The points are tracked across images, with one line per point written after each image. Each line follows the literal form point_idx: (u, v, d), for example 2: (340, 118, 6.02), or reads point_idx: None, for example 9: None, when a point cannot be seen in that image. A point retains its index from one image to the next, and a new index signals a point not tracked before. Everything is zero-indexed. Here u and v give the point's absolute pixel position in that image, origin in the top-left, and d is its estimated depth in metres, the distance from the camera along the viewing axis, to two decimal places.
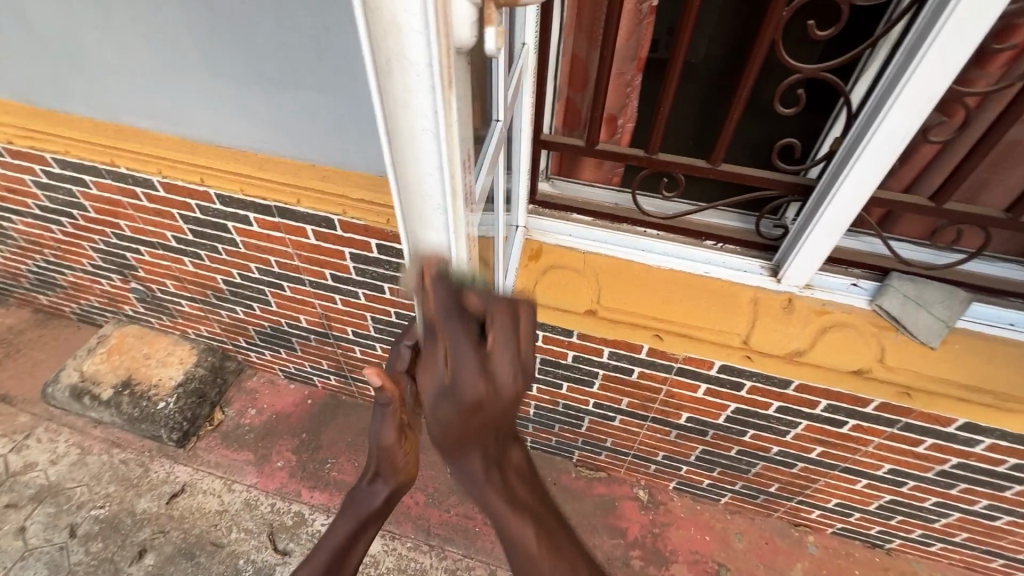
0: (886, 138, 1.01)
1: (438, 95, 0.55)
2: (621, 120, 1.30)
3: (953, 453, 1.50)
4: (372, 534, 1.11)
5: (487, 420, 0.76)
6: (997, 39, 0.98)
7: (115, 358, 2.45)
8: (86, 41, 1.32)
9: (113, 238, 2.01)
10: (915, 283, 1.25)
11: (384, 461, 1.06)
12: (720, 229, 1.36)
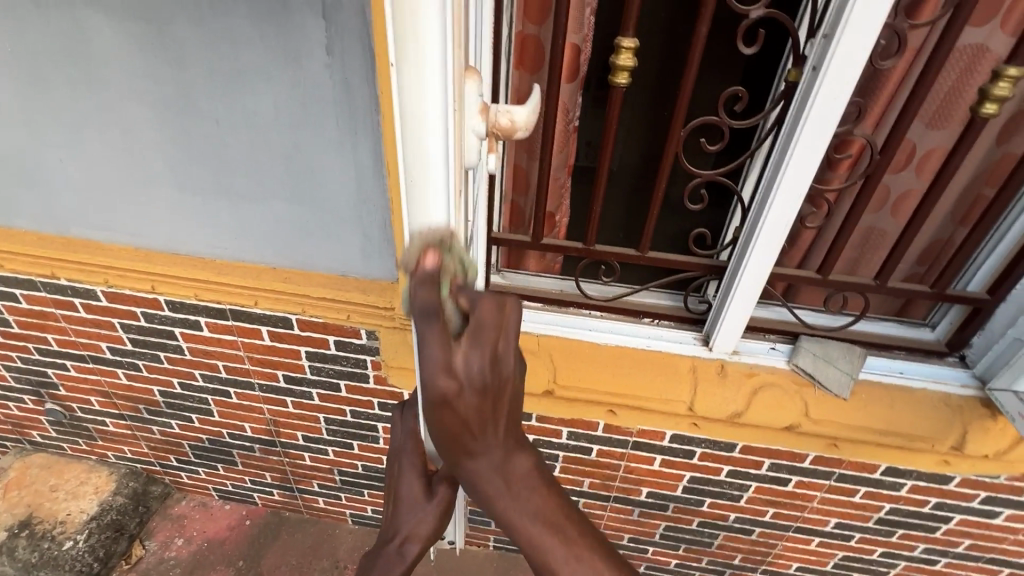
0: (772, 226, 1.24)
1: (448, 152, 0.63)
2: (559, 216, 1.49)
3: (885, 499, 1.63)
4: None
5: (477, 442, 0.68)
6: (838, 150, 1.28)
7: (13, 495, 2.15)
8: (45, 160, 1.35)
9: (35, 353, 1.87)
10: (820, 342, 1.46)
11: (414, 517, 0.92)
12: (655, 307, 1.53)
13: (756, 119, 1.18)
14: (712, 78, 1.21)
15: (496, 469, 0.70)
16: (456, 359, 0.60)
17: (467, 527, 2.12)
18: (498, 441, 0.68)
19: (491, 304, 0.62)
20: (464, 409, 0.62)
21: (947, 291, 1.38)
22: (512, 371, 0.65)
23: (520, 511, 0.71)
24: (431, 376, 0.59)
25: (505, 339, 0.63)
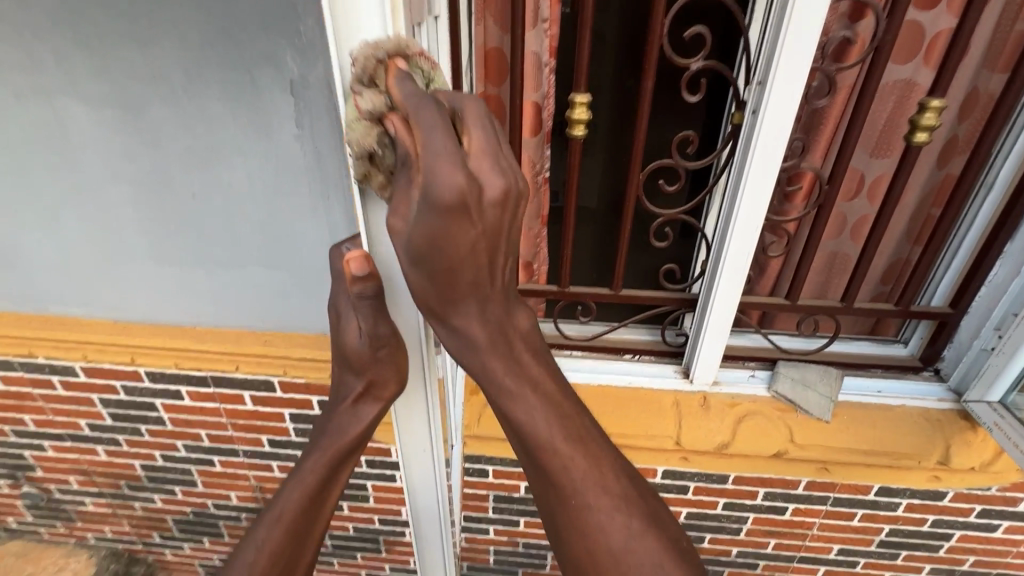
0: (735, 257, 1.28)
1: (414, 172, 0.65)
2: (536, 264, 1.56)
3: (884, 521, 1.60)
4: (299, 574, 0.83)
5: (480, 235, 0.58)
6: (790, 183, 1.35)
7: None
8: (23, 241, 1.37)
9: (13, 436, 1.82)
10: (796, 367, 1.49)
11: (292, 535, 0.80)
12: (634, 343, 1.56)
13: (709, 160, 1.24)
14: (663, 123, 1.28)
15: (476, 273, 0.60)
16: (442, 162, 0.53)
17: None
18: (475, 266, 0.59)
19: (470, 189, 0.54)
20: (444, 182, 0.53)
21: (912, 308, 1.42)
22: (497, 184, 0.56)
23: (475, 328, 0.64)
24: (443, 184, 0.53)
25: (473, 121, 0.56)
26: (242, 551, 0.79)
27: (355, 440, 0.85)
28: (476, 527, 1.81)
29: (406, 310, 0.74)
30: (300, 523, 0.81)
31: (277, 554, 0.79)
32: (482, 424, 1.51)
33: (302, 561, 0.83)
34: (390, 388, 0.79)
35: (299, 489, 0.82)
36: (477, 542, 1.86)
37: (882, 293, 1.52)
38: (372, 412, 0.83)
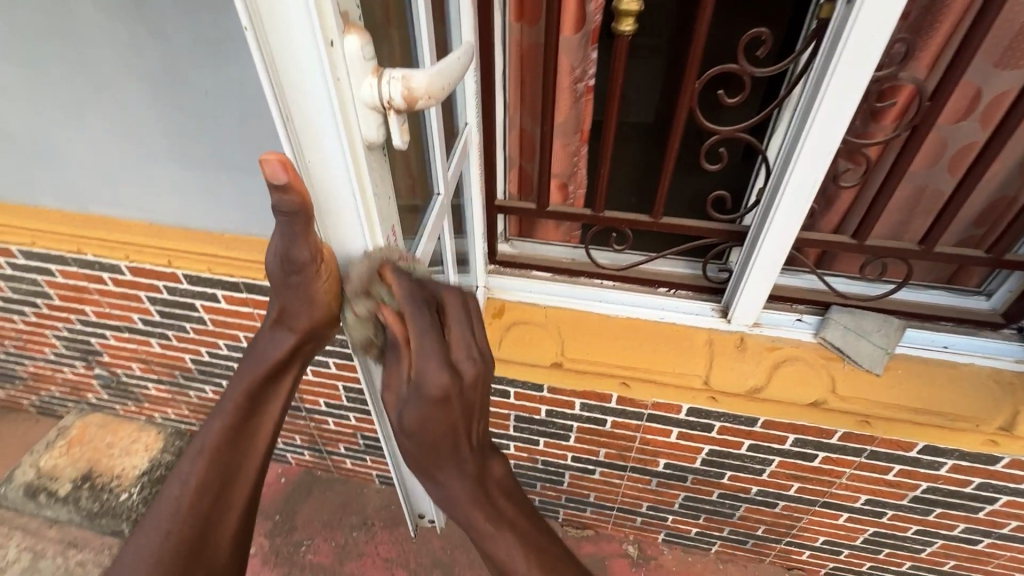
0: (799, 184, 1.11)
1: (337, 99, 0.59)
2: (572, 186, 1.44)
3: (922, 478, 1.51)
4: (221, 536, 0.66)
5: (454, 420, 0.71)
6: (882, 99, 1.11)
7: (75, 450, 2.33)
8: (56, 139, 1.38)
9: (79, 325, 1.98)
10: (852, 314, 1.34)
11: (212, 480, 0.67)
12: (671, 276, 1.45)
13: (784, 64, 1.03)
14: (735, 16, 1.07)
15: (446, 433, 0.72)
16: (429, 354, 0.69)
17: None
18: (447, 431, 0.72)
19: (452, 386, 0.70)
20: (435, 382, 0.69)
21: (1006, 256, 1.22)
22: (468, 374, 0.72)
23: (453, 486, 0.74)
24: (431, 382, 0.69)
25: (453, 317, 0.75)
26: (163, 490, 0.66)
27: (277, 366, 0.72)
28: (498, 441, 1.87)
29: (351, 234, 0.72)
30: (226, 459, 0.68)
31: (204, 492, 0.66)
32: (502, 347, 1.46)
33: (237, 498, 0.68)
34: (305, 321, 0.71)
35: (219, 423, 0.69)
36: None
37: (973, 237, 1.30)
38: (291, 341, 0.73)
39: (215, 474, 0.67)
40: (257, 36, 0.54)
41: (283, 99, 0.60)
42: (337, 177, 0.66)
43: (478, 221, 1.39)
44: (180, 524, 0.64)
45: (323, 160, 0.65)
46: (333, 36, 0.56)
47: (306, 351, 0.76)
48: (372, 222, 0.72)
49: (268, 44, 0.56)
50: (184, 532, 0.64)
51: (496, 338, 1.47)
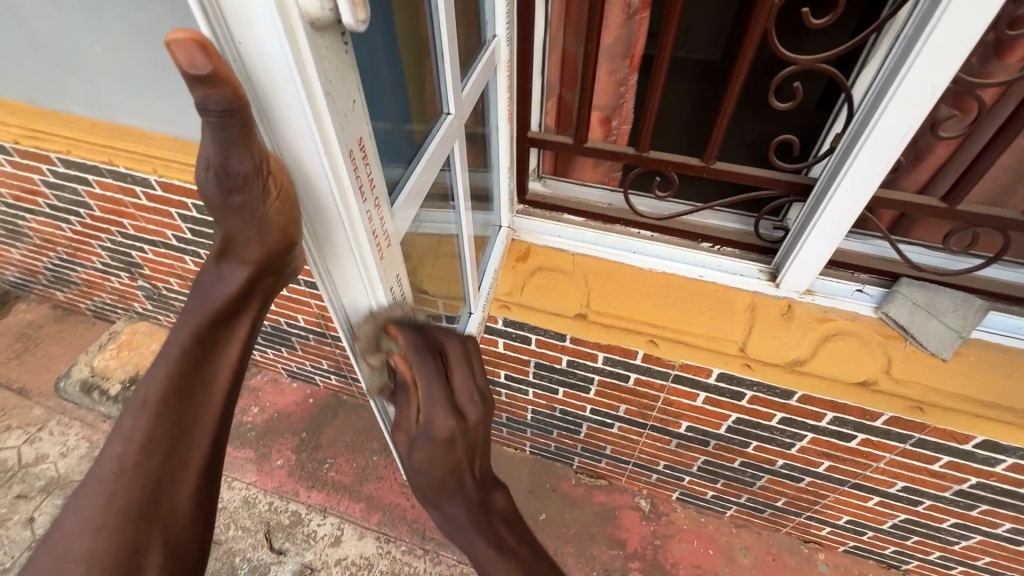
0: (887, 129, 0.92)
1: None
2: (616, 121, 1.28)
3: (972, 473, 1.38)
4: (172, 488, 0.61)
5: (459, 456, 0.76)
6: (1012, 27, 0.88)
7: (124, 355, 2.49)
8: (79, 41, 1.32)
9: (119, 237, 2.02)
10: (925, 290, 1.17)
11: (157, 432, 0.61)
12: (717, 231, 1.31)
13: None
14: None
15: (445, 451, 0.74)
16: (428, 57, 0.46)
17: (505, 432, 2.14)
18: (449, 456, 0.75)
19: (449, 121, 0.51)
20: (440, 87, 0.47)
21: None
22: (473, 414, 0.78)
23: (453, 510, 0.78)
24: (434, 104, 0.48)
25: None
26: (105, 448, 0.60)
27: (227, 303, 0.64)
28: (517, 386, 1.84)
29: (300, 138, 0.51)
30: (175, 409, 0.62)
31: (151, 444, 0.60)
32: (525, 293, 1.38)
33: (194, 451, 0.63)
34: (253, 251, 0.60)
35: (163, 372, 0.62)
36: (516, 400, 1.91)
37: None
38: (240, 276, 0.63)
39: (160, 422, 0.61)
40: None
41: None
42: (278, 69, 0.45)
43: (508, 151, 1.28)
44: (127, 483, 0.59)
45: (256, 41, 0.44)
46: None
47: (262, 288, 0.66)
48: (327, 135, 0.51)
49: None
50: (131, 483, 0.59)
51: (518, 283, 1.40)
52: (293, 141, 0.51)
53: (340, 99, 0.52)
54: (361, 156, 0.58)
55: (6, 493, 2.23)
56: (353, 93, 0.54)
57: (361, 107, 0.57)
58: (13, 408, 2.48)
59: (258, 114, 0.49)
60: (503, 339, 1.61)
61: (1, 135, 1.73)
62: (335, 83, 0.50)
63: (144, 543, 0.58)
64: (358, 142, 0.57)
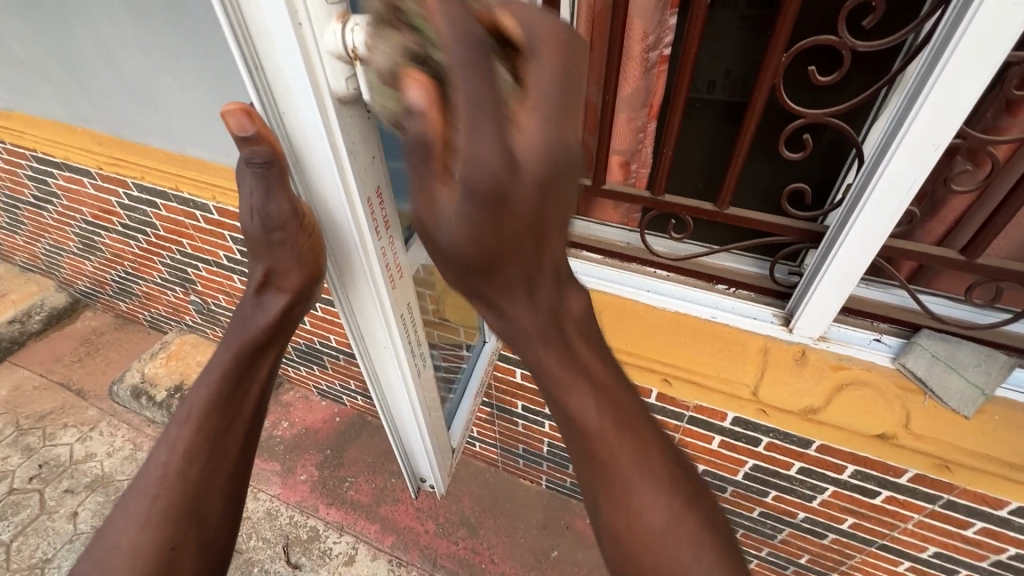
0: (890, 185, 0.94)
1: (298, 41, 0.49)
2: (635, 165, 1.34)
3: (1010, 542, 1.29)
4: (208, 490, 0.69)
5: (525, 226, 0.51)
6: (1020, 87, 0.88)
7: (172, 364, 2.66)
8: (160, 84, 1.51)
9: (178, 255, 2.21)
10: (946, 343, 1.14)
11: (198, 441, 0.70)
12: (733, 274, 1.32)
13: (897, 37, 0.86)
14: None
15: (501, 138, 0.45)
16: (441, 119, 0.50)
17: (521, 463, 2.15)
18: (494, 139, 0.45)
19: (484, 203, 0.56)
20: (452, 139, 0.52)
21: None
22: (545, 150, 0.48)
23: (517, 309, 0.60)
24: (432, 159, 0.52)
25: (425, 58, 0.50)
26: (151, 457, 0.70)
27: (264, 329, 0.79)
28: (534, 418, 1.86)
29: (329, 188, 0.61)
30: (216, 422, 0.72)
31: (194, 452, 0.69)
32: None
33: (227, 459, 0.72)
34: (295, 272, 0.74)
35: (205, 390, 0.73)
36: (533, 431, 1.93)
37: None
38: (277, 304, 0.79)
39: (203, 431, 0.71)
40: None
41: (254, 50, 0.50)
42: (312, 133, 0.56)
43: None
44: (169, 487, 0.67)
45: (296, 113, 0.54)
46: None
47: (293, 316, 0.83)
48: (349, 186, 0.60)
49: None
50: (171, 485, 0.67)
51: None
52: (323, 187, 0.61)
53: (364, 157, 0.60)
54: (379, 204, 0.66)
55: (56, 487, 2.40)
56: (374, 151, 0.63)
57: (382, 164, 0.65)
58: (71, 407, 2.69)
59: (296, 167, 0.60)
60: (520, 369, 1.65)
61: (88, 162, 1.96)
62: (358, 146, 0.59)
63: (181, 538, 0.65)
64: (375, 192, 0.65)
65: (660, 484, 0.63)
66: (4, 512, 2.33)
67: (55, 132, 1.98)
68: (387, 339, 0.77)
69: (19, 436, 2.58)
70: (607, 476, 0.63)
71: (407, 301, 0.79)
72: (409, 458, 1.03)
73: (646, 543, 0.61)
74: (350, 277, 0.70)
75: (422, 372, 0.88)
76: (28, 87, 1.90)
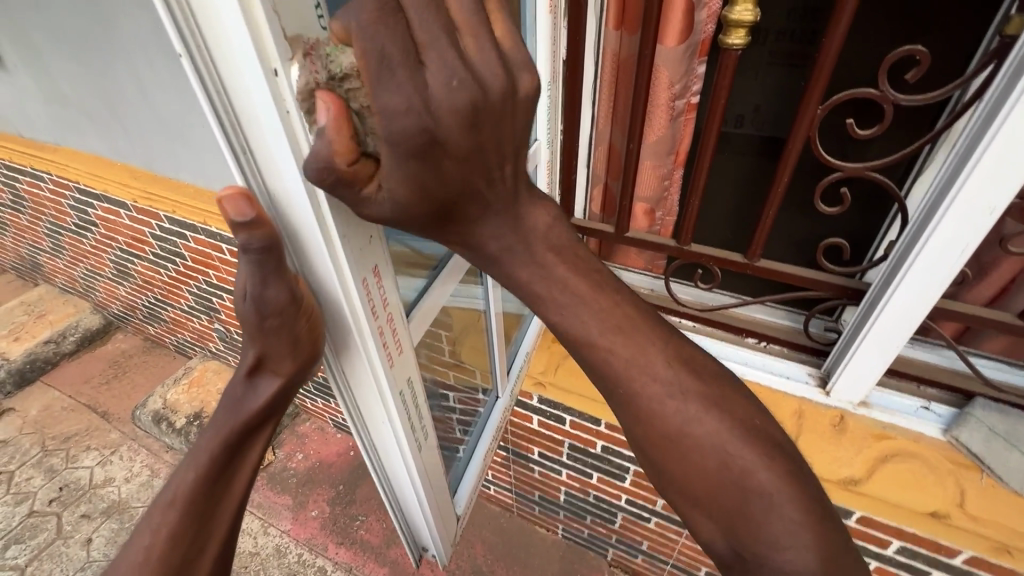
0: (940, 248, 0.87)
1: (286, 130, 0.44)
2: (660, 213, 1.30)
3: None
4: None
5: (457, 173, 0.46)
6: None
7: (193, 390, 2.68)
8: (194, 124, 1.56)
9: (204, 284, 2.25)
10: (1004, 416, 1.04)
11: (182, 526, 0.65)
12: (763, 327, 1.26)
13: (943, 91, 0.81)
14: (880, 23, 0.85)
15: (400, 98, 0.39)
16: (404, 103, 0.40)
17: (537, 510, 2.06)
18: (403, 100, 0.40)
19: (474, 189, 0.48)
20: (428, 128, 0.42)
21: None
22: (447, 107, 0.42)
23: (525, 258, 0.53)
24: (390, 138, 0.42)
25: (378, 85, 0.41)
26: (133, 540, 0.64)
27: (257, 413, 0.71)
28: (550, 465, 1.78)
29: (322, 273, 0.56)
30: (200, 507, 0.67)
31: (178, 539, 0.64)
32: (560, 373, 1.47)
33: (211, 544, 0.68)
34: (286, 366, 0.67)
35: (193, 472, 0.68)
36: (549, 479, 1.85)
37: None
38: (271, 388, 0.70)
39: (188, 515, 0.65)
40: (195, 62, 0.40)
41: (240, 135, 0.45)
42: (303, 220, 0.51)
43: None
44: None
45: (288, 197, 0.49)
46: (279, 60, 0.41)
47: (283, 401, 0.75)
48: (340, 267, 0.55)
49: (209, 75, 0.41)
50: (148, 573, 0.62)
51: (554, 363, 1.49)
52: (316, 269, 0.56)
53: (361, 233, 0.57)
54: (376, 283, 0.62)
55: (73, 511, 2.42)
56: (372, 229, 0.59)
57: (383, 240, 0.62)
58: (94, 430, 2.73)
59: (291, 247, 0.55)
60: (537, 416, 1.59)
61: (125, 195, 2.03)
62: (352, 228, 0.55)
63: None
64: (373, 271, 0.61)
65: (723, 431, 0.52)
66: (22, 534, 2.36)
67: (97, 166, 2.07)
68: (386, 416, 0.73)
69: (44, 457, 2.63)
70: (660, 431, 0.53)
71: (408, 375, 0.75)
72: (410, 529, 0.98)
73: (707, 491, 0.51)
74: (346, 356, 0.66)
75: (422, 444, 0.84)
76: (74, 124, 1.99)
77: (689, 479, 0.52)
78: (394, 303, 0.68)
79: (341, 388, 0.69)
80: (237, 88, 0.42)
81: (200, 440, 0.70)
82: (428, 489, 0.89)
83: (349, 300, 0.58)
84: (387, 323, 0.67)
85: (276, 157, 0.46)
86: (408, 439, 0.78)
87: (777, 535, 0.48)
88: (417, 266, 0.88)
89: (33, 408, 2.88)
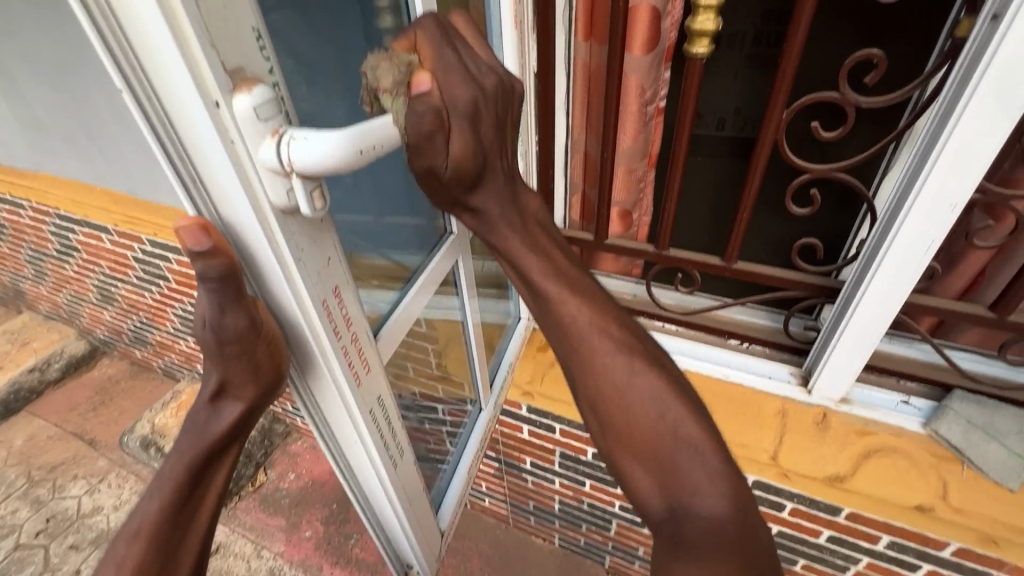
0: (903, 245, 0.89)
1: (232, 158, 0.44)
2: (636, 214, 1.31)
3: None
4: None
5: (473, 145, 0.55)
6: None
7: (183, 414, 2.65)
8: None
9: (189, 305, 2.22)
10: (981, 406, 1.06)
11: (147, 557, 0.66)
12: (743, 328, 1.27)
13: (901, 92, 0.82)
14: (837, 28, 0.88)
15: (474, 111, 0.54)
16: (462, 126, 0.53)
17: (533, 520, 2.04)
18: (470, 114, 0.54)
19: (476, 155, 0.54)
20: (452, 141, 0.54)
21: None
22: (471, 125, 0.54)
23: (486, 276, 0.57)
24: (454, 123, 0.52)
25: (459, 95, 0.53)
26: (98, 572, 0.65)
27: (221, 438, 0.71)
28: (543, 474, 1.77)
29: (280, 295, 0.56)
30: (164, 538, 0.67)
31: (143, 571, 0.65)
32: (546, 383, 1.46)
33: (180, 572, 0.69)
34: (249, 391, 0.66)
35: (158, 502, 0.68)
36: (543, 488, 1.84)
37: None
38: (235, 414, 0.69)
39: (153, 545, 0.66)
40: (137, 97, 0.41)
41: (190, 167, 0.46)
42: (257, 245, 0.51)
43: None
44: None
45: (241, 225, 0.50)
46: (219, 93, 0.41)
47: (249, 423, 0.74)
48: (299, 288, 0.56)
49: (154, 111, 0.42)
50: None
51: (540, 374, 1.48)
52: (274, 292, 0.56)
53: (321, 253, 0.57)
54: (337, 304, 0.62)
55: (61, 543, 2.37)
56: (331, 250, 0.59)
57: (342, 260, 0.62)
58: (82, 458, 2.68)
59: (250, 273, 0.55)
60: (527, 425, 1.58)
61: (106, 219, 2.01)
62: (307, 250, 0.55)
63: None
64: (333, 291, 0.61)
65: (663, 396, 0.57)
66: (8, 568, 2.31)
67: (78, 192, 2.06)
68: (357, 435, 0.73)
69: (30, 488, 2.58)
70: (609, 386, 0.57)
71: (378, 393, 0.75)
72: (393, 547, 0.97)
73: (644, 442, 0.55)
74: (312, 378, 0.66)
75: (398, 461, 0.84)
76: (52, 150, 1.98)
77: (626, 427, 0.56)
78: (359, 320, 0.68)
79: (309, 410, 0.69)
80: (182, 121, 0.43)
81: (164, 467, 0.70)
82: (407, 506, 0.89)
83: (310, 320, 0.59)
84: (352, 341, 0.67)
85: (227, 185, 0.46)
86: (382, 456, 0.77)
87: (700, 479, 0.53)
88: (391, 277, 0.88)
89: (18, 439, 2.83)
